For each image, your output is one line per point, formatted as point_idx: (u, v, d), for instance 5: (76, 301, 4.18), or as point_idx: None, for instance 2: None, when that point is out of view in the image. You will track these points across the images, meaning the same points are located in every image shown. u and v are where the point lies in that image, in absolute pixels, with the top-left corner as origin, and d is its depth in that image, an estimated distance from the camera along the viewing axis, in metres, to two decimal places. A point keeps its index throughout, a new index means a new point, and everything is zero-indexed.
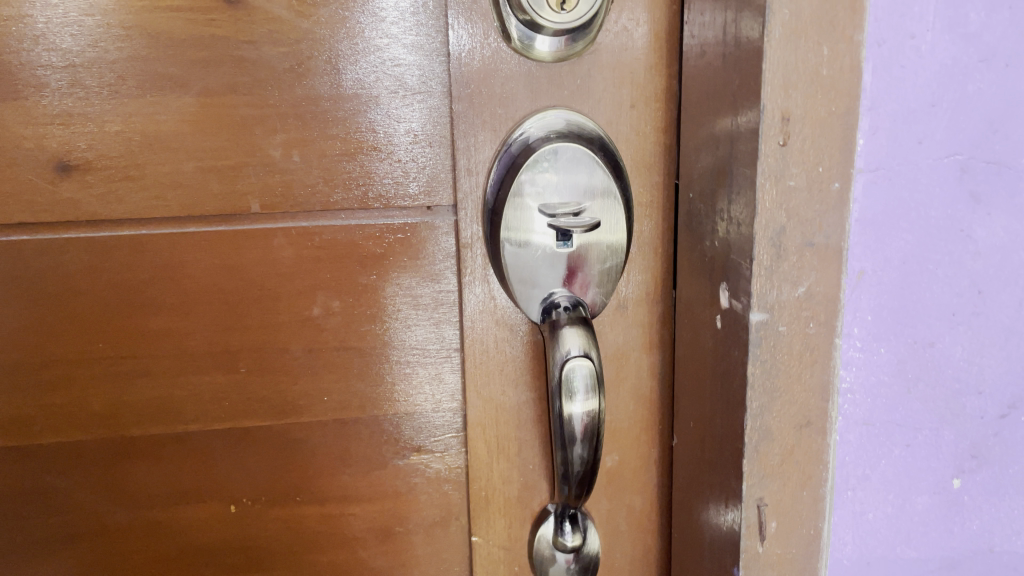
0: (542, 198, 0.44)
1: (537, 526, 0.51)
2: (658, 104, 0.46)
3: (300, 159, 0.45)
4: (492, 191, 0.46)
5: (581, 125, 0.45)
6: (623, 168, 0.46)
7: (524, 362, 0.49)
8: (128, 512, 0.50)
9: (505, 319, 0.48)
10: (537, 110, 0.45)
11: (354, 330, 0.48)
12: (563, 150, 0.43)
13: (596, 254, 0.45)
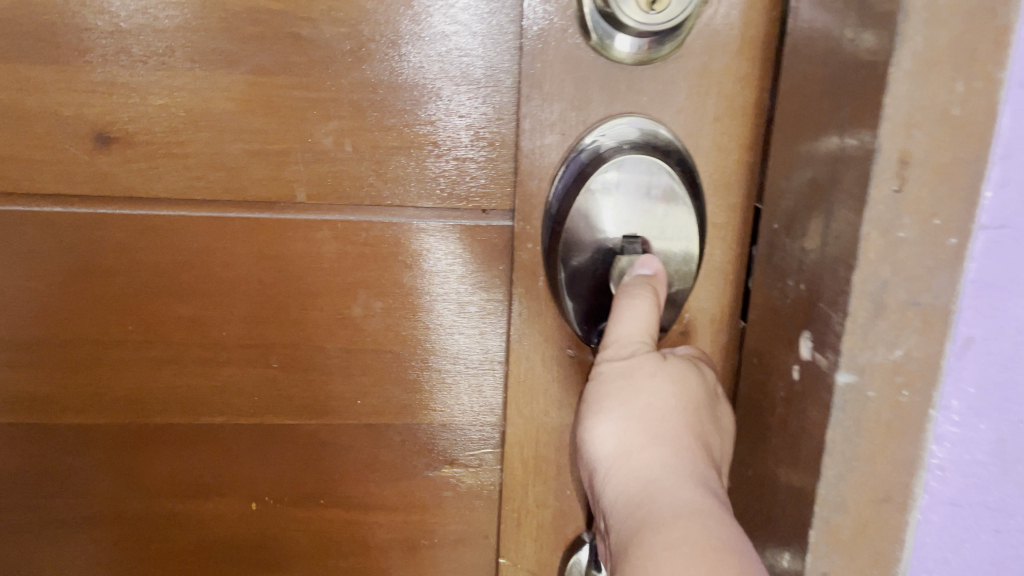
0: (607, 211, 0.41)
1: (569, 554, 0.48)
2: (747, 118, 0.41)
3: (351, 149, 0.42)
4: (554, 198, 0.42)
5: (658, 137, 0.41)
6: (699, 185, 0.42)
7: (570, 383, 0.46)
8: (147, 500, 0.48)
9: (554, 335, 0.45)
10: (611, 116, 0.41)
11: (395, 333, 0.45)
12: (634, 161, 0.40)
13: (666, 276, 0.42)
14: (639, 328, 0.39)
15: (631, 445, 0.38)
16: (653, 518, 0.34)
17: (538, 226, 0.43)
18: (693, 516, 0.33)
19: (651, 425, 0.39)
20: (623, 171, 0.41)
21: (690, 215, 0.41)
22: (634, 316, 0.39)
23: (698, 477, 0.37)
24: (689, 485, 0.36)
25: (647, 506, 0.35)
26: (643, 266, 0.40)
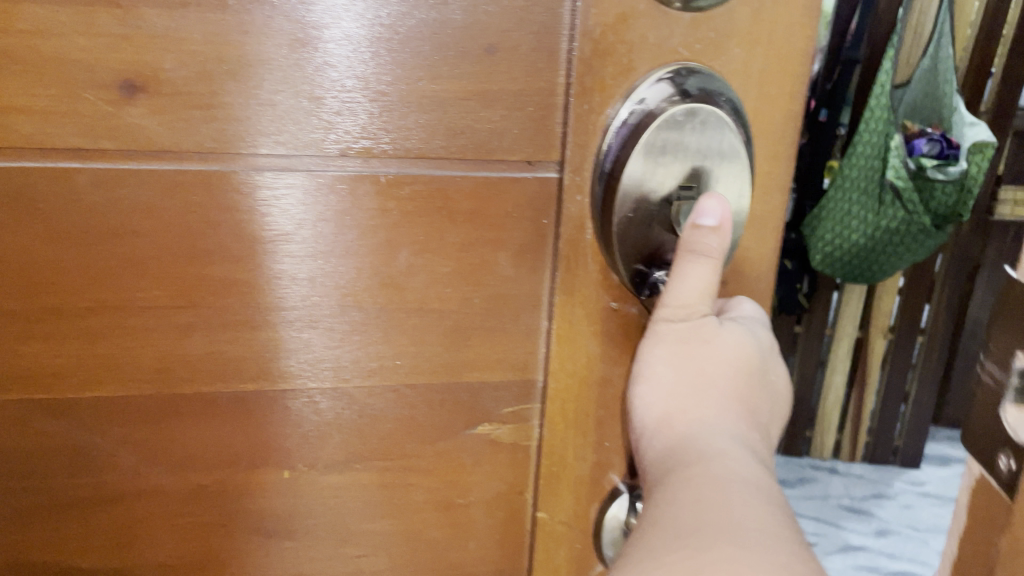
0: (668, 163, 0.41)
1: (607, 504, 0.49)
2: (794, 67, 0.42)
3: (397, 98, 0.40)
4: (608, 146, 0.42)
5: (715, 86, 0.41)
6: (751, 135, 0.42)
7: (613, 335, 0.46)
8: (173, 475, 0.45)
9: (599, 287, 0.45)
10: (663, 64, 0.41)
11: (437, 292, 0.44)
12: (694, 111, 0.40)
13: None
14: (696, 288, 0.41)
15: (675, 410, 0.42)
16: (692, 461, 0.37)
17: (591, 174, 0.43)
18: (715, 463, 0.36)
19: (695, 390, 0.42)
20: (688, 128, 0.40)
21: (741, 166, 0.42)
22: (693, 276, 0.40)
23: (732, 438, 0.39)
24: (721, 441, 0.39)
25: (679, 457, 0.38)
26: (696, 219, 0.40)
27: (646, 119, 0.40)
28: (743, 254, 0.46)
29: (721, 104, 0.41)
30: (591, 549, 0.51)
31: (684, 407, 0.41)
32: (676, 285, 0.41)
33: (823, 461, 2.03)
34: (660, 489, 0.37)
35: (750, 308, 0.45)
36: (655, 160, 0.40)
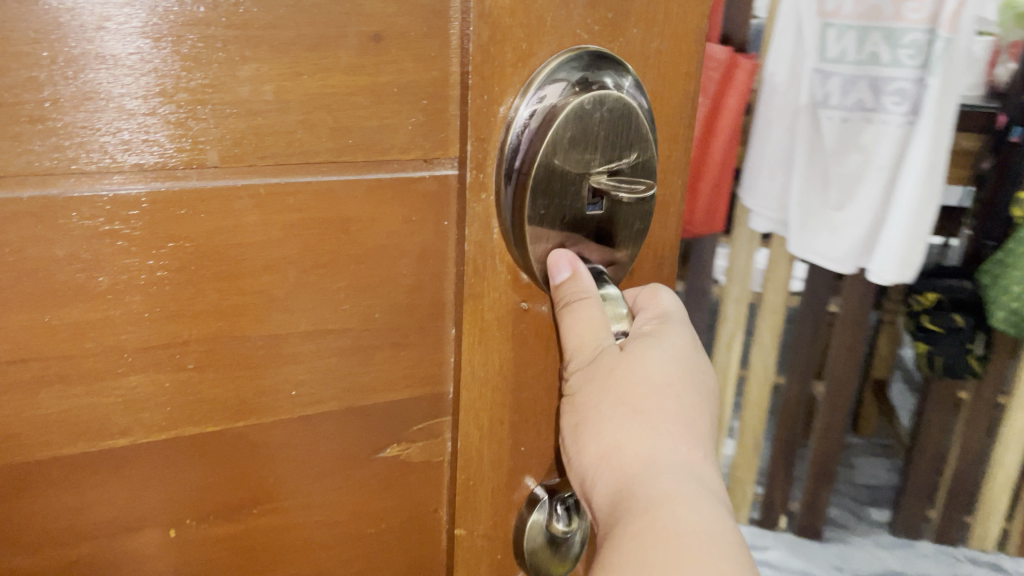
0: (580, 155, 0.39)
1: (527, 512, 0.47)
2: (689, 46, 0.41)
3: (273, 99, 0.34)
4: (514, 141, 0.39)
5: (614, 74, 0.39)
6: (654, 123, 0.42)
7: (527, 338, 0.43)
8: (35, 554, 0.38)
9: (508, 290, 0.42)
10: (567, 48, 0.39)
11: (333, 312, 0.39)
12: (601, 99, 0.39)
13: (628, 217, 0.42)
14: (590, 329, 0.41)
15: (607, 435, 0.40)
16: (637, 509, 0.36)
17: (496, 170, 0.40)
18: (663, 509, 0.36)
19: (626, 407, 0.40)
20: (597, 116, 0.39)
21: (647, 151, 0.41)
22: (583, 319, 0.41)
23: (675, 461, 0.38)
24: (665, 471, 0.38)
25: (626, 499, 0.38)
26: (554, 275, 0.41)
27: (552, 113, 0.38)
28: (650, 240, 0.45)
29: (624, 90, 0.39)
30: (511, 559, 0.48)
31: (618, 430, 0.40)
32: (570, 333, 0.41)
33: (973, 551, 1.88)
34: (610, 543, 0.36)
35: (667, 298, 0.44)
36: (568, 153, 0.39)
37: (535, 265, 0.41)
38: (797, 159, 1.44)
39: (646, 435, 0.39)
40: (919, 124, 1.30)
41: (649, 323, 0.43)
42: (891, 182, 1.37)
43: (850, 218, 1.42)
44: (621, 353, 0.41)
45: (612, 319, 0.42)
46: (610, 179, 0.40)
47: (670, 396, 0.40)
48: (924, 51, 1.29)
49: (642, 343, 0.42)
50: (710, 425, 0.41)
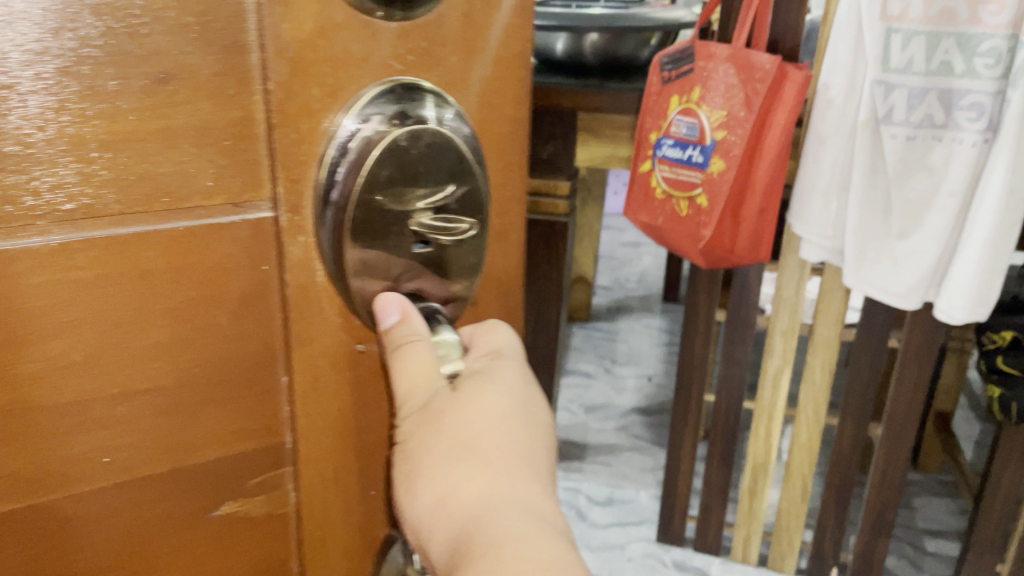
0: (398, 191, 0.37)
1: (382, 557, 0.45)
2: (514, 71, 0.41)
3: (45, 148, 0.31)
4: (329, 180, 0.36)
5: (432, 107, 0.37)
6: (481, 153, 0.41)
7: (364, 380, 0.42)
8: None
9: (340, 334, 0.40)
10: (382, 80, 0.36)
11: (142, 369, 0.36)
12: (418, 135, 0.37)
13: (460, 255, 0.41)
14: (421, 373, 0.40)
15: (441, 479, 0.40)
16: (476, 552, 0.36)
17: (313, 211, 0.37)
18: (502, 549, 0.36)
19: (461, 448, 0.40)
20: (414, 153, 0.37)
21: (474, 187, 0.40)
22: (412, 362, 0.40)
23: (510, 498, 0.39)
24: (501, 510, 0.38)
25: (465, 544, 0.37)
26: (383, 319, 0.40)
27: (367, 149, 0.36)
28: (491, 269, 0.44)
29: (445, 125, 0.38)
30: None
31: (453, 472, 0.40)
32: (399, 380, 0.40)
33: None
34: None
35: (501, 334, 0.45)
36: (388, 192, 0.37)
37: (362, 308, 0.40)
38: (855, 178, 1.09)
39: (481, 475, 0.39)
40: (999, 145, 0.97)
41: (481, 359, 0.43)
42: (966, 208, 1.03)
43: (915, 247, 1.07)
44: (453, 395, 0.41)
45: (442, 358, 0.41)
46: (434, 218, 0.39)
47: (502, 432, 0.41)
48: (1008, 56, 0.96)
49: (472, 382, 0.42)
50: (542, 455, 0.43)
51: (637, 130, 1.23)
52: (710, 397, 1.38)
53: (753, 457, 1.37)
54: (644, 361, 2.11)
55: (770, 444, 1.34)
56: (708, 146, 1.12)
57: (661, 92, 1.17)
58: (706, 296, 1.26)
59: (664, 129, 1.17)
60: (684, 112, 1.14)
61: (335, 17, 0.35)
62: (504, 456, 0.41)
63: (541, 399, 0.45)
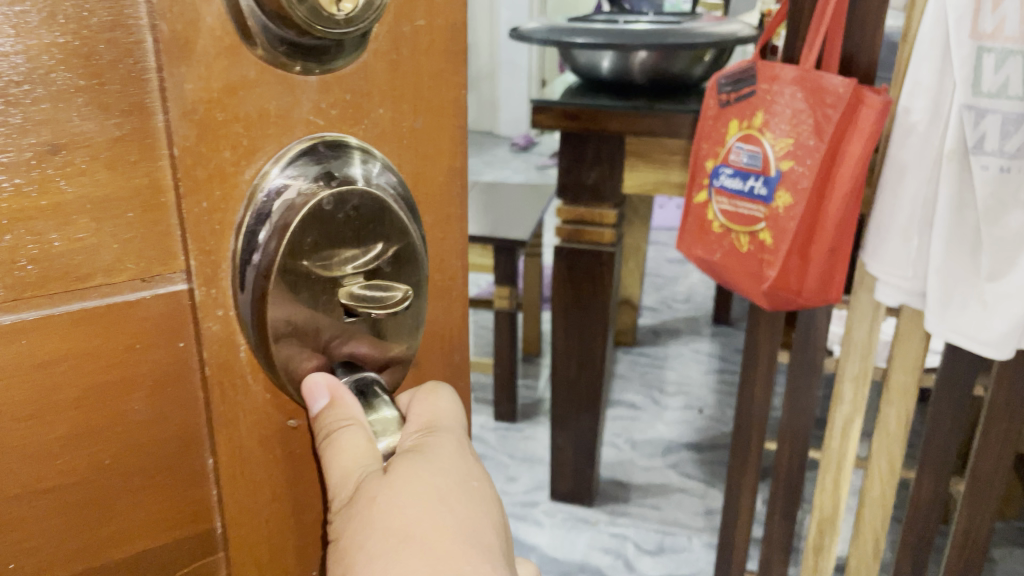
0: (326, 253, 0.35)
1: None
2: (450, 121, 0.39)
3: None
4: (248, 246, 0.33)
5: (359, 163, 0.35)
6: (416, 209, 0.39)
7: (295, 457, 0.39)
8: None
9: (266, 411, 0.37)
10: (307, 136, 0.34)
11: (49, 465, 0.33)
12: (345, 198, 0.34)
13: (396, 323, 0.39)
14: (355, 458, 0.38)
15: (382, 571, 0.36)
16: None
17: (232, 281, 0.34)
18: None
19: (400, 535, 0.36)
20: (340, 217, 0.34)
21: (406, 247, 0.38)
22: (348, 448, 0.37)
23: None
24: None
25: None
26: (311, 404, 0.37)
27: (289, 213, 0.33)
28: (430, 327, 0.42)
29: (375, 185, 0.36)
30: None
31: (394, 563, 0.36)
32: (332, 470, 0.37)
33: None
34: None
35: (444, 400, 0.42)
36: (314, 258, 0.34)
37: (291, 384, 0.37)
38: (940, 214, 0.98)
39: (420, 561, 0.36)
40: None
41: (414, 436, 0.40)
42: None
43: (1006, 291, 0.97)
44: (385, 476, 0.38)
45: (379, 434, 0.39)
46: (365, 284, 0.36)
47: (442, 512, 0.38)
48: None
49: (407, 460, 0.39)
50: (490, 534, 0.39)
51: (694, 157, 1.17)
52: (772, 447, 1.32)
53: (821, 512, 1.27)
54: (694, 391, 2.07)
55: (838, 498, 1.24)
56: (772, 176, 1.04)
57: (721, 115, 1.12)
58: (768, 338, 1.21)
59: (725, 158, 1.10)
60: (745, 138, 1.07)
61: (248, 74, 0.32)
62: (450, 538, 0.37)
63: (486, 473, 0.42)
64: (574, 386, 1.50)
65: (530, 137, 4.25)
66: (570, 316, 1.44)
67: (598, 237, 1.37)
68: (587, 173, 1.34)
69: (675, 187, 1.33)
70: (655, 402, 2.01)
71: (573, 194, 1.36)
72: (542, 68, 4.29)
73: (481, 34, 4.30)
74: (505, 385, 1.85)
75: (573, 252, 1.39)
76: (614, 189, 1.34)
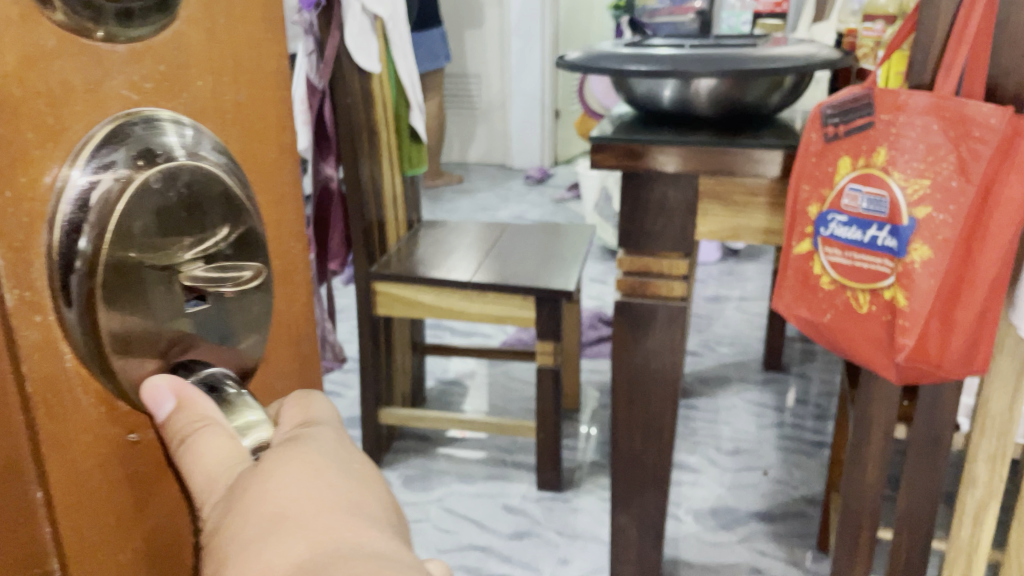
0: (145, 240, 0.36)
1: None
2: (267, 96, 0.46)
3: None
4: (68, 243, 0.33)
5: (171, 136, 0.38)
6: (232, 171, 0.42)
7: (136, 468, 0.39)
8: None
9: (103, 411, 0.37)
10: (113, 121, 0.35)
11: None
12: (174, 175, 0.37)
13: (240, 313, 0.44)
14: (216, 456, 0.38)
15: (259, 541, 0.34)
16: None
17: (49, 283, 0.33)
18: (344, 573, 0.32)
19: (274, 501, 0.35)
20: (172, 196, 0.38)
21: (245, 228, 0.43)
22: (202, 443, 0.38)
23: (342, 529, 0.35)
24: (333, 540, 0.34)
25: None
26: (157, 408, 0.38)
27: (107, 208, 0.34)
28: (278, 315, 0.49)
29: (201, 160, 0.39)
30: None
31: (275, 529, 0.34)
32: (197, 473, 0.38)
33: None
34: None
35: (305, 408, 0.44)
36: (144, 246, 0.37)
37: (133, 392, 0.38)
38: None
39: (298, 523, 0.34)
40: None
41: (289, 433, 0.42)
42: None
43: None
44: (258, 465, 0.38)
45: (243, 433, 0.40)
46: (203, 267, 0.39)
47: (321, 483, 0.37)
48: None
49: (284, 450, 0.39)
50: (379, 506, 0.38)
51: (791, 200, 1.02)
52: (886, 534, 1.18)
53: None
54: (753, 447, 1.92)
55: None
56: (903, 227, 0.88)
57: (827, 151, 0.97)
58: (884, 407, 1.06)
59: (835, 203, 0.96)
60: (865, 180, 0.92)
61: (49, 44, 0.31)
62: (338, 496, 0.37)
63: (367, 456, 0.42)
64: (637, 459, 1.39)
65: (543, 169, 4.25)
66: (631, 376, 1.33)
67: (667, 291, 1.26)
68: (653, 220, 1.23)
69: (755, 231, 1.21)
70: (712, 461, 1.87)
71: (640, 246, 1.24)
72: (554, 98, 4.30)
73: (491, 68, 4.33)
74: (550, 447, 1.72)
75: (637, 308, 1.28)
76: (685, 239, 1.22)
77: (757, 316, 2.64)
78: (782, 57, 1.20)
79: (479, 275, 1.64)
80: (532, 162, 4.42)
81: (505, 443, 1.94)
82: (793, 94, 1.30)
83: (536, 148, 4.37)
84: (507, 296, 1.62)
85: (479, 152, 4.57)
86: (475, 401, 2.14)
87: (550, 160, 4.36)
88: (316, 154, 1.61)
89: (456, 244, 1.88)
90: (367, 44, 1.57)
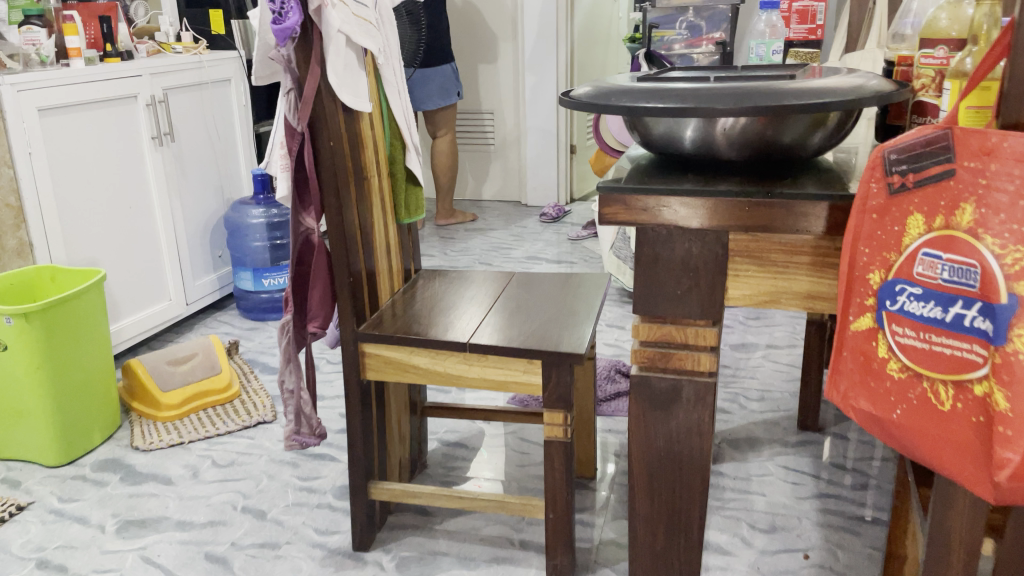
0: None
1: None
2: None
3: None
4: None
5: None
6: None
7: None
8: None
9: None
10: None
11: None
12: None
13: None
14: None
15: None
16: None
17: None
18: None
19: None
20: None
21: None
22: None
23: None
24: None
25: None
26: None
27: None
28: None
29: None
30: None
31: None
32: None
33: None
34: None
35: None
36: None
37: None
38: None
39: None
40: None
41: None
42: None
43: None
44: None
45: None
46: None
47: None
48: None
49: None
50: None
51: (847, 266, 0.83)
52: None
53: None
54: (792, 523, 1.70)
55: None
56: (1001, 305, 0.70)
57: (890, 207, 0.79)
58: (967, 523, 0.86)
59: (904, 271, 0.78)
60: (946, 244, 0.74)
61: None
62: None
63: None
64: (662, 558, 1.19)
65: (559, 207, 4.04)
66: (652, 463, 1.14)
67: (693, 365, 1.07)
68: (675, 282, 1.03)
69: (797, 296, 1.02)
70: (744, 540, 1.65)
71: (659, 311, 1.05)
72: (570, 134, 4.13)
73: (506, 104, 4.18)
74: (561, 530, 1.51)
75: (657, 384, 1.09)
76: (714, 305, 1.03)
77: (790, 367, 2.42)
78: (827, 91, 1.01)
79: (479, 335, 1.45)
80: (547, 199, 4.24)
81: (514, 518, 1.74)
82: (840, 135, 1.11)
83: (550, 184, 4.19)
84: (508, 359, 1.43)
85: (494, 190, 4.41)
86: (484, 465, 1.94)
87: (566, 197, 4.18)
88: (296, 204, 1.45)
89: (458, 298, 1.70)
90: (355, 82, 1.41)
